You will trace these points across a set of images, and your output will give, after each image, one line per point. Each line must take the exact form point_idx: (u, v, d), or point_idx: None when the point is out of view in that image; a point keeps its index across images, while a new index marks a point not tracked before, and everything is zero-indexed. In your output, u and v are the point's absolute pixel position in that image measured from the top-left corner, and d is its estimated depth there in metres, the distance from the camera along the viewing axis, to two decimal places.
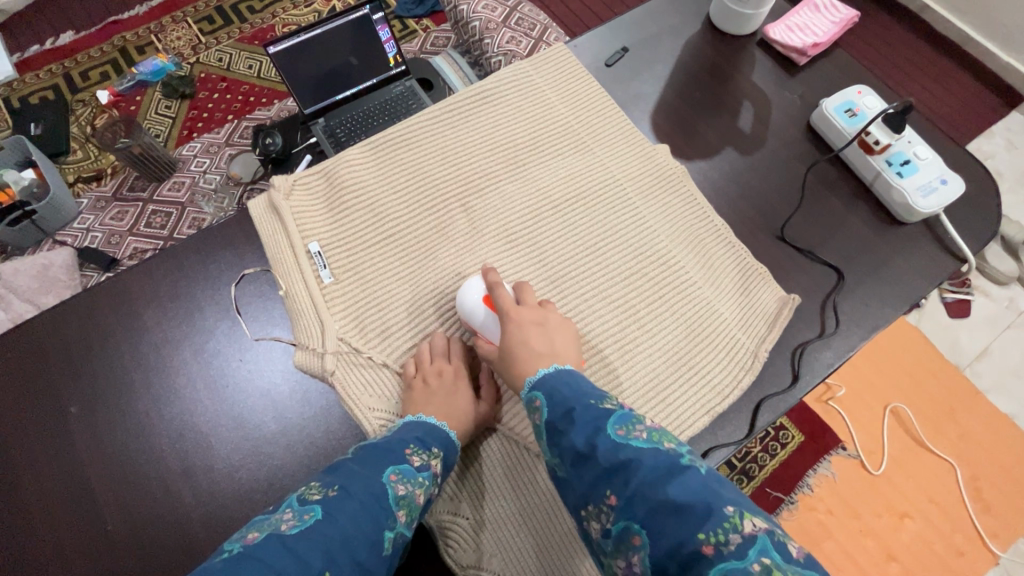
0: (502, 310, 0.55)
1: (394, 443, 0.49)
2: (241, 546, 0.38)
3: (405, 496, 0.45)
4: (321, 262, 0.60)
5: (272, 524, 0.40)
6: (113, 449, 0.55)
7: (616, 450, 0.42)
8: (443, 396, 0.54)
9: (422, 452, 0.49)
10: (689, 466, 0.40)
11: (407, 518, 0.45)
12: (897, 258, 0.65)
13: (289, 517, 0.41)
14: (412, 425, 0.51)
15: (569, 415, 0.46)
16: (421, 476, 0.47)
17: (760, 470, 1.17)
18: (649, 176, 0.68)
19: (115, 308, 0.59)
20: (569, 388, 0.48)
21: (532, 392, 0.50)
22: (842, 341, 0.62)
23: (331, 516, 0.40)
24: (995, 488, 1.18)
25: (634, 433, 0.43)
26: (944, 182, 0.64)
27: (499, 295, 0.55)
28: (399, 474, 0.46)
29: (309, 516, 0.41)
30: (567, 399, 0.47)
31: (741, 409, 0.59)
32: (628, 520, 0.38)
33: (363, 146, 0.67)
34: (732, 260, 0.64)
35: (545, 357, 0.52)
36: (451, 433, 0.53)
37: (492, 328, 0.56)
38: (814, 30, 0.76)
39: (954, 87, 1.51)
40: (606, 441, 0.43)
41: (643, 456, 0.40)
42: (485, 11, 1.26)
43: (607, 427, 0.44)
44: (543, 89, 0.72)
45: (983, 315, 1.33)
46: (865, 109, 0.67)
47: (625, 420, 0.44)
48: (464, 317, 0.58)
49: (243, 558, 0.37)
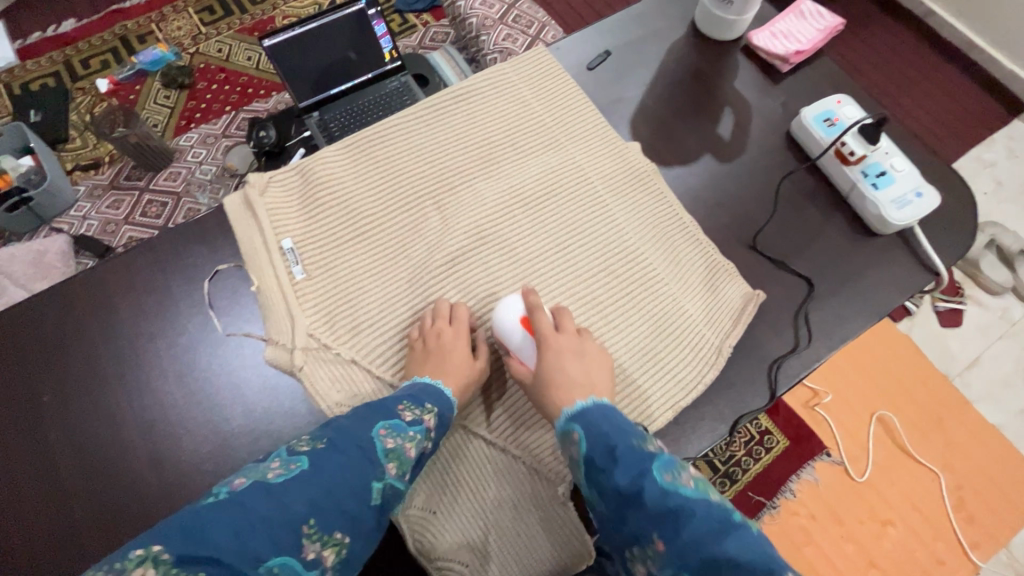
0: (539, 335, 0.55)
1: (388, 401, 0.51)
2: (230, 491, 0.40)
3: (393, 449, 0.47)
4: (294, 258, 0.61)
5: (260, 472, 0.42)
6: (82, 441, 0.55)
7: (664, 496, 0.43)
8: (425, 370, 0.55)
9: (414, 408, 0.51)
10: (741, 523, 0.41)
11: (397, 469, 0.46)
12: (871, 269, 0.65)
13: (277, 466, 0.42)
14: (409, 386, 0.54)
15: (611, 453, 0.46)
16: (411, 430, 0.49)
17: (744, 473, 1.17)
18: (621, 174, 0.68)
19: (90, 302, 0.60)
20: (610, 424, 0.49)
21: (568, 424, 0.50)
22: (812, 353, 0.61)
23: (317, 466, 0.42)
24: (978, 498, 1.18)
25: (681, 480, 0.44)
26: (919, 195, 0.64)
27: (538, 319, 0.56)
28: (388, 429, 0.47)
29: (295, 466, 0.42)
30: (608, 436, 0.48)
31: (706, 419, 0.59)
32: (678, 569, 0.40)
33: (340, 145, 0.67)
34: (699, 257, 0.65)
35: (583, 388, 0.53)
36: (446, 390, 0.54)
37: (528, 351, 0.56)
38: (798, 38, 0.75)
39: (954, 92, 1.50)
40: (653, 487, 0.43)
41: (694, 507, 0.42)
42: (482, 8, 1.28)
43: (653, 471, 0.44)
44: (521, 88, 0.73)
45: (974, 325, 1.33)
46: (844, 119, 0.67)
47: (670, 464, 0.45)
48: (498, 336, 0.58)
49: (231, 501, 0.38)
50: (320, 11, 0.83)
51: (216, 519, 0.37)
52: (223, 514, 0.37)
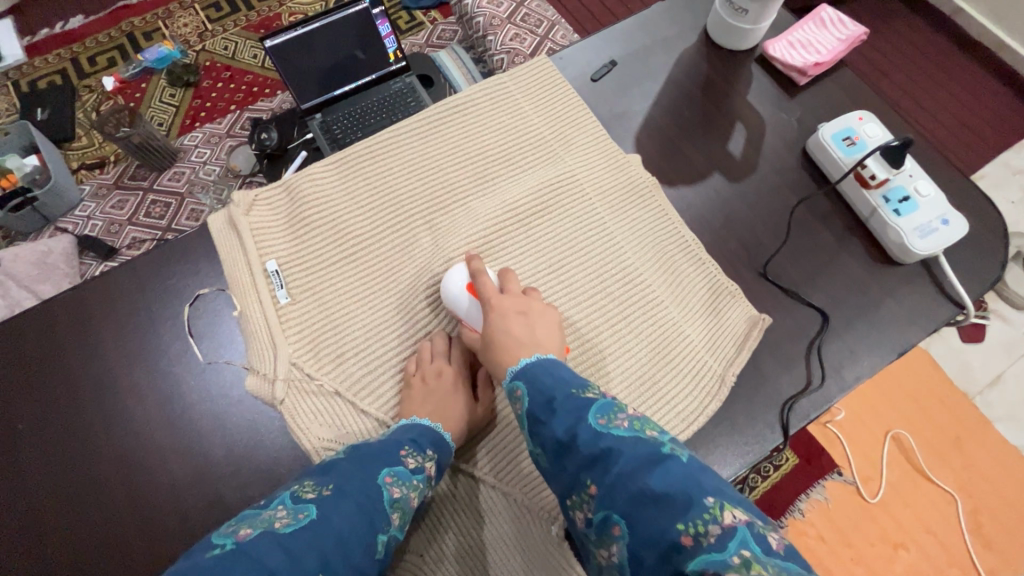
0: (483, 298, 0.54)
1: (389, 444, 0.48)
2: (235, 543, 0.37)
3: (399, 499, 0.44)
4: (278, 281, 0.58)
5: (265, 521, 0.39)
6: (56, 470, 0.54)
7: (596, 440, 0.40)
8: (423, 411, 0.53)
9: (417, 454, 0.48)
10: (672, 454, 0.37)
11: (400, 521, 0.44)
12: (889, 300, 0.61)
13: (283, 515, 0.39)
14: (407, 427, 0.51)
15: (550, 404, 0.44)
16: (415, 479, 0.46)
17: (752, 491, 1.13)
18: (622, 190, 0.65)
19: (70, 324, 0.58)
20: (551, 376, 0.46)
21: (513, 382, 0.48)
22: (825, 392, 0.57)
23: (326, 517, 0.39)
24: (997, 524, 1.13)
25: (616, 422, 0.41)
26: (945, 223, 0.60)
27: (482, 282, 0.54)
28: (394, 476, 0.45)
29: (304, 515, 0.39)
30: (547, 388, 0.45)
31: (708, 460, 0.55)
32: (607, 510, 0.36)
33: (329, 160, 0.64)
34: (702, 279, 0.61)
35: (528, 347, 0.50)
36: (445, 435, 0.52)
37: (476, 316, 0.55)
38: (817, 48, 0.71)
39: (983, 95, 1.43)
40: (586, 430, 0.41)
41: (623, 445, 0.38)
42: (490, 6, 1.23)
43: (589, 417, 0.42)
44: (518, 98, 0.69)
45: (998, 341, 1.27)
46: (865, 138, 0.63)
47: (607, 408, 0.42)
48: (449, 305, 0.57)
49: (237, 558, 0.35)
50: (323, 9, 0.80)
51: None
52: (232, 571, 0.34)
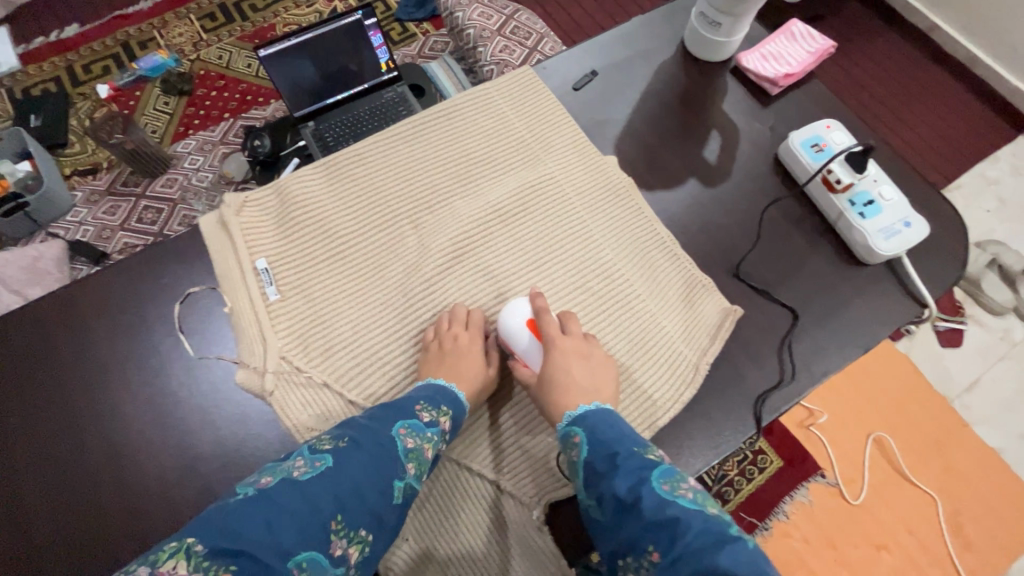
0: (547, 337, 0.56)
1: (405, 402, 0.51)
2: (256, 488, 0.40)
3: (413, 449, 0.48)
4: (268, 279, 0.60)
5: (285, 471, 0.43)
6: (44, 465, 0.55)
7: (662, 506, 0.42)
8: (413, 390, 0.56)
9: (431, 409, 0.51)
10: (739, 537, 0.39)
11: (416, 470, 0.47)
12: (857, 300, 0.64)
13: (301, 464, 0.43)
14: (422, 387, 0.54)
15: (613, 460, 0.47)
16: (429, 431, 0.49)
17: (736, 494, 1.15)
18: (600, 191, 0.68)
19: (60, 323, 0.60)
20: (612, 431, 0.50)
21: (570, 428, 0.51)
22: (795, 387, 0.59)
23: (341, 463, 0.43)
24: (976, 525, 1.15)
25: (680, 491, 0.43)
26: (908, 225, 0.63)
27: (546, 322, 0.56)
28: (409, 428, 0.48)
29: (321, 463, 0.43)
30: (610, 443, 0.48)
31: (682, 454, 0.56)
32: None
33: (319, 164, 0.66)
34: (676, 272, 0.64)
35: (586, 393, 0.53)
36: (461, 395, 0.55)
37: (534, 355, 0.57)
38: (788, 60, 0.74)
39: (957, 108, 1.48)
40: (651, 494, 0.43)
41: (690, 517, 0.40)
42: (480, 19, 1.27)
43: (653, 480, 0.44)
44: (501, 104, 0.72)
45: (974, 346, 1.30)
46: (832, 145, 0.66)
47: (670, 475, 0.45)
48: (506, 339, 0.58)
49: (260, 498, 0.39)
50: (320, 19, 0.82)
51: (243, 512, 0.38)
52: (251, 510, 0.38)
